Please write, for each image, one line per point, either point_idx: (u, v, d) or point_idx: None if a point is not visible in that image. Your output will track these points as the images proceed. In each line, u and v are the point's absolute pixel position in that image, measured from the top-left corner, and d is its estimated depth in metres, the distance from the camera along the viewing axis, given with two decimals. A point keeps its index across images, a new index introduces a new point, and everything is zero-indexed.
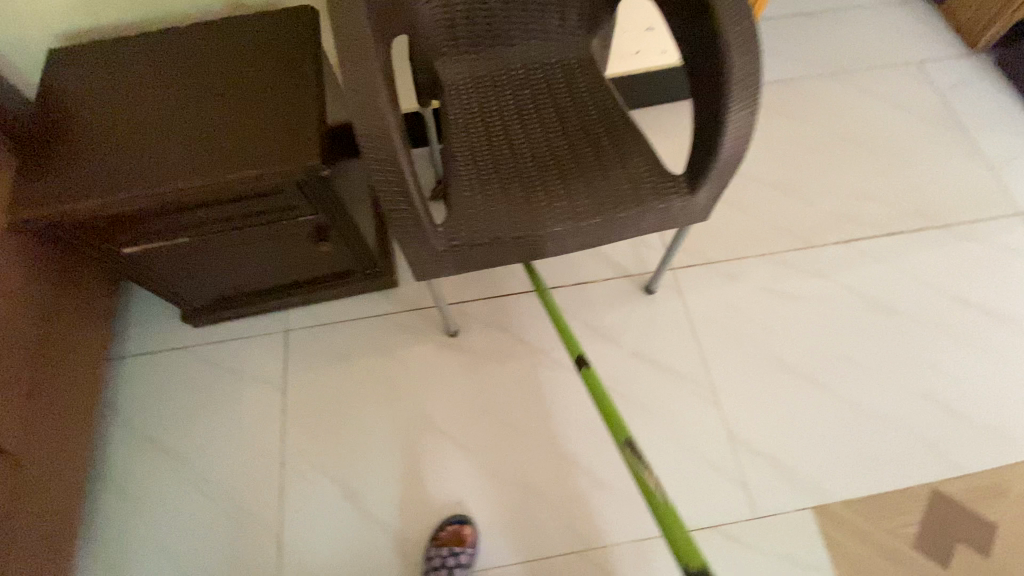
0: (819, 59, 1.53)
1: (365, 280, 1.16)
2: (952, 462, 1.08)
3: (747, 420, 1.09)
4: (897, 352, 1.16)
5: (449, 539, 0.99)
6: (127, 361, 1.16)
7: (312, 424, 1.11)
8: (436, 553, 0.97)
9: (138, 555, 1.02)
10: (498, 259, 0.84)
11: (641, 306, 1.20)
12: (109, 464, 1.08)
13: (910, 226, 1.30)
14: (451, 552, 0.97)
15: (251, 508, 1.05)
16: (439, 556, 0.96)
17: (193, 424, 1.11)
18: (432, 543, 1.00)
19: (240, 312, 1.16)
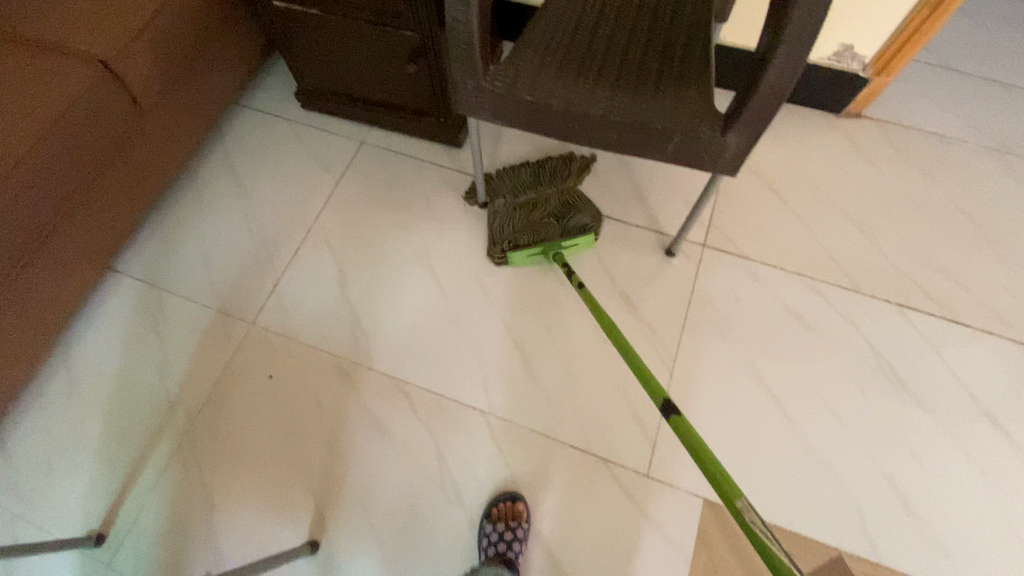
0: (996, 132, 1.35)
1: (438, 128, 1.30)
2: (877, 549, 0.98)
3: (690, 398, 1.10)
4: (883, 423, 1.07)
5: (503, 515, 0.99)
6: (248, 110, 1.43)
7: (342, 218, 1.29)
8: (492, 531, 0.96)
9: (182, 240, 1.28)
10: (528, 122, 0.93)
11: (653, 264, 1.23)
12: (199, 170, 1.35)
13: (982, 326, 1.15)
14: (509, 528, 0.97)
15: (271, 252, 1.26)
16: (494, 532, 0.96)
17: (266, 174, 1.35)
18: (485, 520, 0.99)
19: (338, 111, 1.38)
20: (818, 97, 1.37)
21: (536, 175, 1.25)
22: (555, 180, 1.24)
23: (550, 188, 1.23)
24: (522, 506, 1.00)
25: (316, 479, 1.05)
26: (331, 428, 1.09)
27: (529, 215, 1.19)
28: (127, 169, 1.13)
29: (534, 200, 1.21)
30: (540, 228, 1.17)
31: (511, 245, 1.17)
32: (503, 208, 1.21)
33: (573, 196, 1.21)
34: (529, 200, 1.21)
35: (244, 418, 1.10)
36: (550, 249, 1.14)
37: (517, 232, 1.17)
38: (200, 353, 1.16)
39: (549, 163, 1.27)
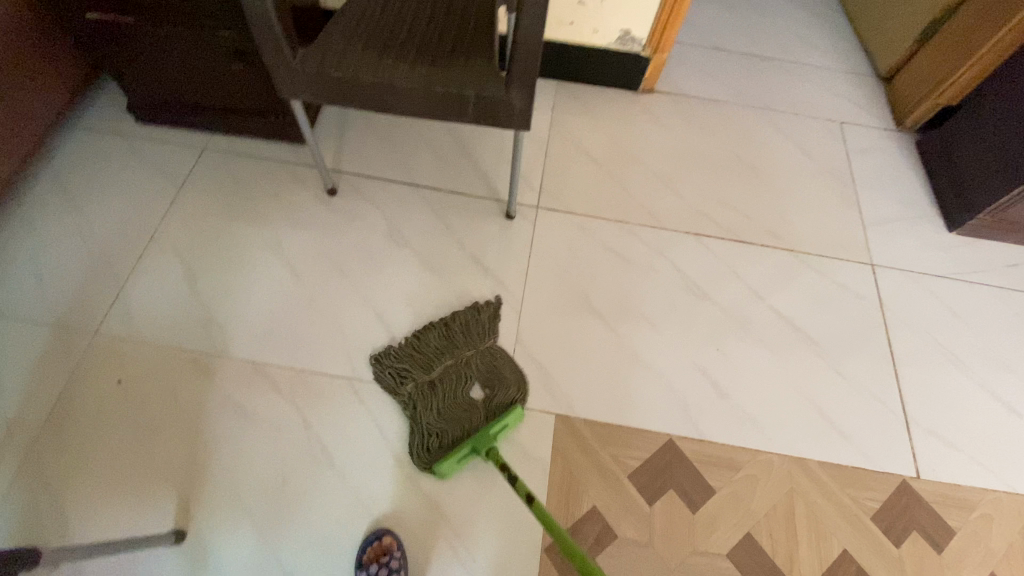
0: (756, 95, 1.69)
1: (278, 127, 1.37)
2: (701, 428, 1.16)
3: (536, 335, 1.23)
4: (695, 328, 1.27)
5: (375, 556, 0.99)
6: (75, 129, 1.40)
7: (189, 222, 1.30)
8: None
9: (6, 261, 1.22)
10: (345, 98, 1.03)
11: (494, 227, 1.37)
12: (24, 192, 1.31)
13: (762, 242, 1.42)
14: (384, 562, 0.97)
15: (111, 261, 1.23)
16: (370, 575, 0.95)
17: (100, 188, 1.33)
18: (361, 569, 0.98)
19: (174, 120, 1.39)
20: (615, 78, 1.62)
21: (481, 371, 1.16)
22: (473, 341, 1.19)
23: (467, 353, 1.18)
24: (388, 537, 1.00)
25: (178, 469, 1.04)
26: (190, 420, 1.08)
27: (452, 413, 1.11)
28: None
29: (457, 391, 1.13)
30: (463, 418, 1.11)
31: (437, 449, 1.07)
32: (421, 416, 1.10)
33: (497, 359, 1.18)
34: (448, 382, 1.14)
35: (92, 426, 1.06)
36: (479, 444, 1.04)
37: (439, 431, 1.09)
38: (36, 370, 1.10)
39: (474, 320, 1.22)
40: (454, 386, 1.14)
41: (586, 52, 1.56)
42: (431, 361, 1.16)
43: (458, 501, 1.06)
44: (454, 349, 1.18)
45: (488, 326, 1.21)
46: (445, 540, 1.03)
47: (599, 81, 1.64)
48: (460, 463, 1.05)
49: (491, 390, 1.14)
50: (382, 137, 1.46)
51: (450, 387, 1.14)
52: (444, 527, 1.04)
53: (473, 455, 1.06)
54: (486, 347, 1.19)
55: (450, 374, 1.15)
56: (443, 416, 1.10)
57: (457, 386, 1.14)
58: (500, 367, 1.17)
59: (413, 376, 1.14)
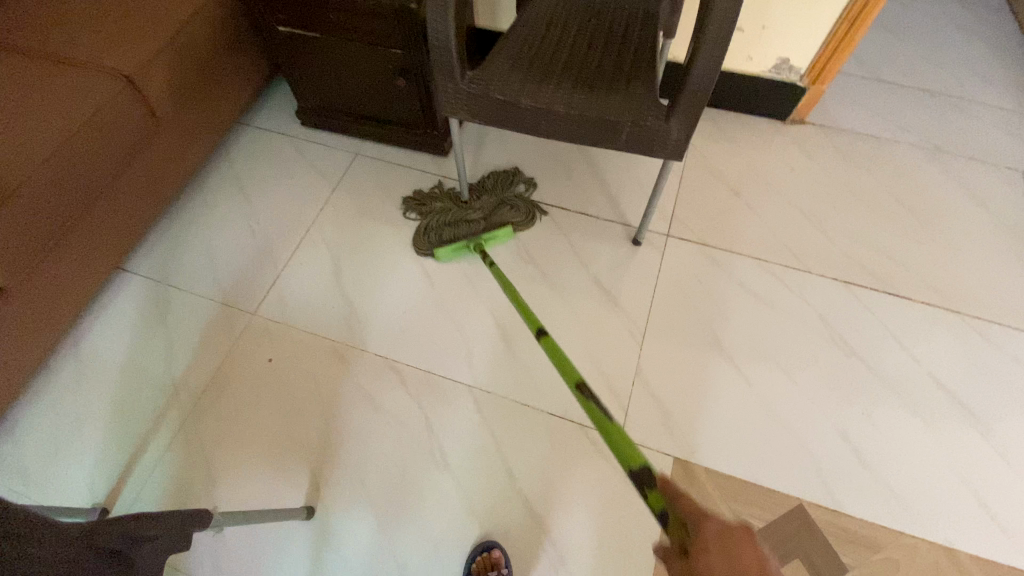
0: (923, 133, 1.53)
1: (424, 138, 1.45)
2: (835, 497, 1.06)
3: (659, 368, 1.19)
4: (835, 384, 1.17)
5: (482, 568, 0.99)
6: (250, 127, 1.57)
7: (338, 219, 1.41)
8: None
9: (188, 240, 1.39)
10: (501, 119, 1.07)
11: (621, 251, 1.35)
12: (206, 180, 1.48)
13: (920, 298, 1.28)
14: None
15: (270, 249, 1.37)
16: None
17: (267, 182, 1.48)
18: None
19: (334, 126, 1.52)
20: (763, 107, 1.54)
21: (491, 200, 1.37)
22: (494, 192, 1.39)
23: (488, 198, 1.38)
24: (498, 551, 1.00)
25: (313, 450, 1.12)
26: (327, 404, 1.17)
27: (454, 219, 1.33)
28: (142, 171, 1.25)
29: (461, 214, 1.34)
30: (476, 224, 1.32)
31: (438, 241, 1.32)
32: (441, 218, 1.34)
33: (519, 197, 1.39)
34: (461, 203, 1.36)
35: (244, 398, 1.18)
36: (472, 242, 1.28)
37: (446, 227, 1.32)
38: (204, 340, 1.25)
39: (491, 177, 1.42)
40: (459, 211, 1.35)
41: (736, 78, 1.49)
42: (449, 192, 1.39)
43: (569, 529, 1.04)
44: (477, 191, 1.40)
45: (510, 186, 1.40)
46: (551, 565, 1.02)
47: (744, 108, 1.57)
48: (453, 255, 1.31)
49: (496, 213, 1.35)
50: (517, 152, 1.50)
51: (461, 209, 1.35)
52: (551, 552, 1.03)
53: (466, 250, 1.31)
54: (503, 193, 1.39)
55: (467, 202, 1.37)
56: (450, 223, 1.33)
57: (469, 206, 1.36)
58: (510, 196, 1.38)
59: (435, 197, 1.39)
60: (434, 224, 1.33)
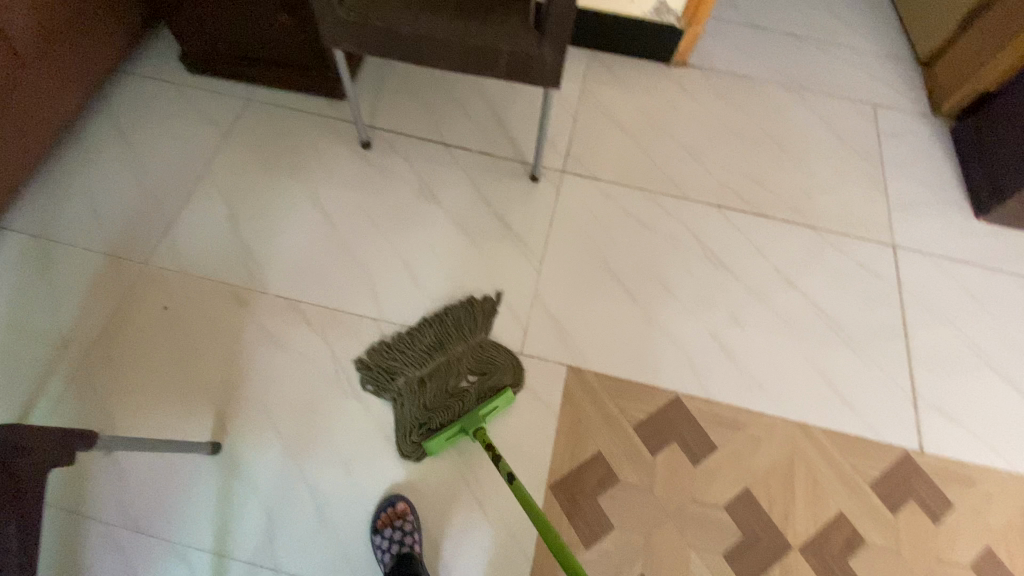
0: (790, 73, 1.68)
1: (319, 82, 1.43)
2: (708, 388, 1.20)
3: (555, 291, 1.28)
4: (709, 295, 1.31)
5: (390, 519, 1.03)
6: (131, 75, 1.49)
7: (233, 167, 1.38)
8: (382, 539, 1.00)
9: (67, 193, 1.31)
10: (386, 49, 1.10)
11: (519, 187, 1.41)
12: (84, 131, 1.40)
13: (783, 217, 1.44)
14: (394, 526, 1.01)
15: (160, 199, 1.32)
16: (387, 538, 1.00)
17: (153, 132, 1.41)
18: (375, 530, 1.03)
19: (223, 72, 1.47)
20: (649, 50, 1.64)
21: (473, 364, 1.17)
22: (466, 338, 1.19)
23: (457, 352, 1.18)
24: (402, 502, 1.04)
25: (217, 390, 1.13)
26: (230, 346, 1.17)
27: (447, 405, 1.12)
28: (10, 118, 1.16)
29: (444, 385, 1.14)
30: (452, 402, 1.13)
31: (427, 434, 1.10)
32: (426, 411, 1.12)
33: (486, 351, 1.18)
34: (439, 377, 1.15)
35: (141, 346, 1.15)
36: (465, 423, 1.06)
37: (428, 414, 1.12)
38: (92, 292, 1.20)
39: (478, 329, 1.20)
40: (444, 380, 1.15)
41: (622, 21, 1.57)
42: (430, 375, 1.16)
43: (473, 438, 1.12)
44: (445, 347, 1.18)
45: (480, 322, 1.21)
46: (457, 471, 1.10)
47: (632, 52, 1.66)
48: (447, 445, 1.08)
49: (484, 379, 1.15)
50: (416, 96, 1.51)
51: (429, 389, 1.14)
52: (457, 460, 1.10)
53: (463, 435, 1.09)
54: (489, 351, 1.18)
55: (441, 370, 1.16)
56: (434, 411, 1.12)
57: (447, 375, 1.15)
58: (486, 359, 1.17)
59: (401, 373, 1.15)
60: (420, 420, 1.11)
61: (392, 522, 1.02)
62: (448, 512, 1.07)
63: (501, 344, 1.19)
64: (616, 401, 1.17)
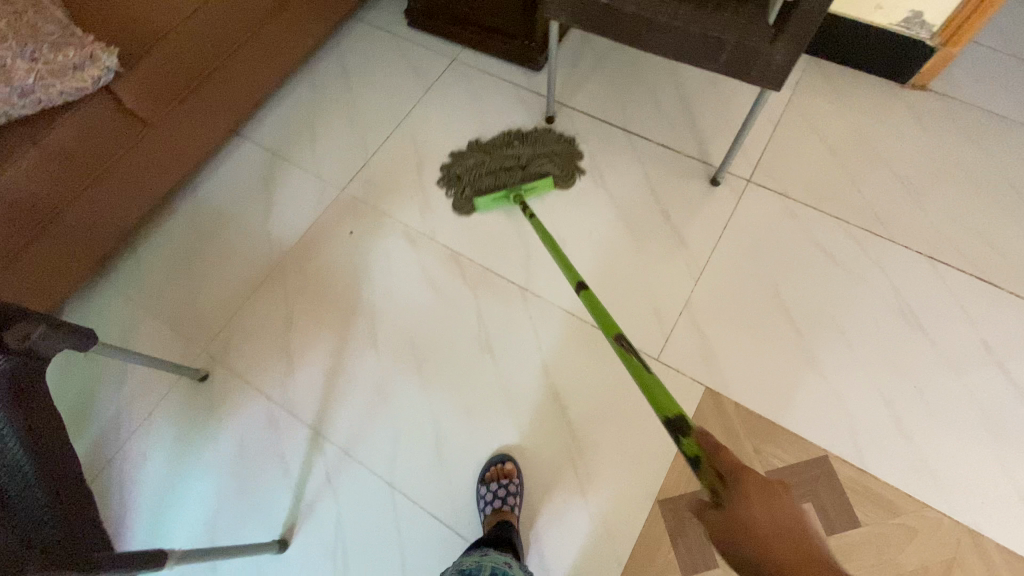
0: None
1: (522, 51, 1.47)
2: (863, 456, 1.06)
3: (710, 305, 1.20)
4: (890, 355, 1.14)
5: (496, 475, 1.07)
6: (361, 22, 1.65)
7: (428, 118, 1.49)
8: (485, 491, 1.04)
9: (294, 116, 1.51)
10: (603, 26, 1.08)
11: (696, 189, 1.33)
12: (316, 65, 1.59)
13: (1012, 289, 1.19)
14: (500, 483, 1.05)
15: (364, 136, 1.47)
16: (489, 492, 1.04)
17: (370, 75, 1.57)
18: (481, 482, 1.07)
19: (439, 30, 1.57)
20: (882, 67, 1.44)
21: (531, 155, 1.36)
22: (535, 144, 1.38)
23: (523, 153, 1.37)
24: (511, 464, 1.07)
25: (377, 315, 1.26)
26: (394, 281, 1.29)
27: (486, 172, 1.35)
28: (268, 43, 1.35)
29: (502, 166, 1.36)
30: (504, 177, 1.35)
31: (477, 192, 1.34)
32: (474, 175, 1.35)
33: (548, 153, 1.37)
34: (500, 158, 1.37)
35: (325, 262, 1.31)
36: (513, 193, 1.29)
37: (482, 179, 1.34)
38: (297, 205, 1.38)
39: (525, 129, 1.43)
40: (502, 164, 1.36)
41: (859, 29, 1.39)
42: (490, 154, 1.37)
43: (592, 428, 1.11)
44: (519, 145, 1.38)
45: (560, 146, 1.38)
46: (569, 453, 1.10)
47: (861, 66, 1.47)
48: (496, 204, 1.33)
49: (534, 165, 1.34)
50: (610, 77, 1.49)
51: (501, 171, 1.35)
52: (572, 445, 1.10)
53: (507, 201, 1.33)
54: (545, 147, 1.38)
55: (505, 159, 1.37)
56: (476, 177, 1.35)
57: (505, 160, 1.36)
58: (545, 158, 1.36)
59: (473, 154, 1.38)
60: (470, 181, 1.35)
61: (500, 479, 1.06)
62: (552, 490, 1.08)
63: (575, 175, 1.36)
64: (750, 437, 1.08)
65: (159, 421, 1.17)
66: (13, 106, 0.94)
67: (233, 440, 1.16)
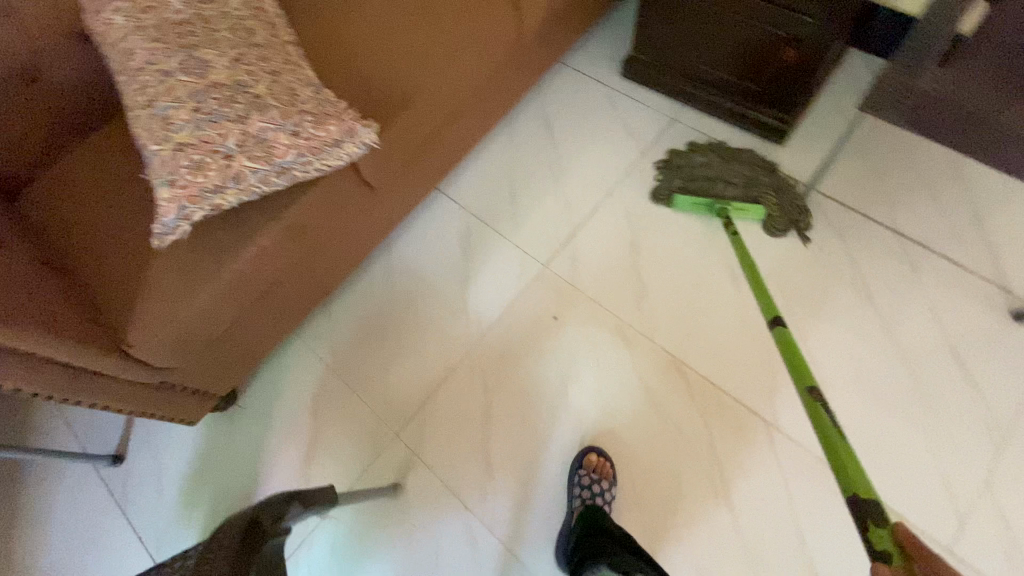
0: None
1: (768, 122, 1.28)
2: None
3: (1014, 483, 0.96)
4: None
5: None
6: (566, 66, 1.49)
7: (644, 190, 1.31)
8: None
9: (493, 173, 1.38)
10: (954, 139, 0.80)
11: (989, 321, 1.08)
12: (516, 114, 1.44)
13: None
14: None
15: (572, 205, 1.32)
16: None
17: (577, 132, 1.40)
18: None
19: (660, 84, 1.38)
20: None
21: (766, 183, 1.22)
22: (776, 175, 1.23)
23: (761, 176, 1.23)
24: None
25: (590, 424, 1.09)
26: (608, 385, 1.12)
27: (711, 178, 1.25)
28: (491, 101, 1.23)
29: (728, 175, 1.24)
30: (720, 184, 1.24)
31: (682, 186, 1.26)
32: (684, 172, 1.27)
33: (780, 189, 1.22)
34: (726, 173, 1.25)
35: (530, 353, 1.17)
36: (719, 205, 1.21)
37: (697, 179, 1.25)
38: (499, 281, 1.25)
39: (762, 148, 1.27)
40: (730, 172, 1.25)
41: None
42: (721, 160, 1.27)
43: None
44: (757, 163, 1.25)
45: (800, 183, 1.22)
46: None
47: None
48: (691, 209, 1.25)
49: (761, 192, 1.21)
50: (873, 163, 1.24)
51: (718, 179, 1.25)
52: None
53: (706, 212, 1.24)
54: (783, 183, 1.22)
55: (736, 172, 1.24)
56: (697, 174, 1.26)
57: (734, 175, 1.24)
58: (773, 190, 1.22)
59: (706, 148, 1.29)
60: (687, 170, 1.27)
61: (598, 473, 1.02)
62: None
63: (798, 228, 1.19)
64: None
65: (349, 512, 1.08)
66: (272, 186, 0.83)
67: (426, 553, 1.03)
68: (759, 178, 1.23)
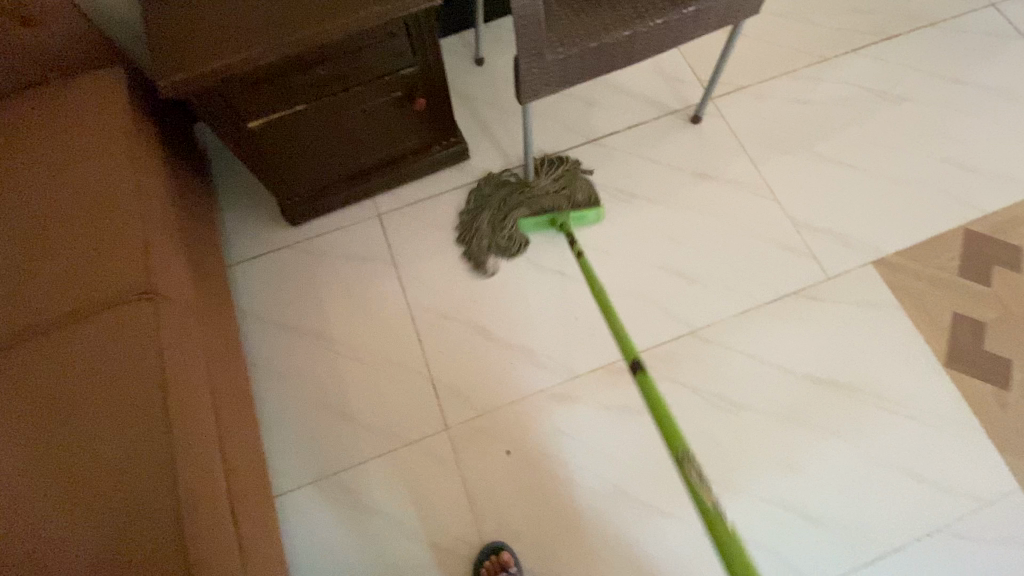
0: None
1: (443, 152, 1.25)
2: (978, 206, 1.25)
3: (802, 207, 1.26)
4: (914, 131, 1.33)
5: None
6: (237, 265, 1.22)
7: (431, 287, 1.20)
8: None
9: (306, 419, 1.11)
10: (593, 67, 0.97)
11: (690, 136, 1.33)
12: (252, 351, 1.15)
13: (910, 28, 1.44)
14: None
15: (400, 362, 1.14)
16: None
17: (323, 306, 1.19)
18: None
19: (336, 200, 1.23)
20: None
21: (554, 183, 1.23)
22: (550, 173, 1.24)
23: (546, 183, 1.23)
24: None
25: (625, 483, 1.05)
26: (601, 442, 1.08)
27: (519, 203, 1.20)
28: (229, 386, 0.93)
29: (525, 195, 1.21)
30: (536, 202, 1.19)
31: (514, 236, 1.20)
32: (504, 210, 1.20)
33: (569, 179, 1.23)
34: (520, 190, 1.21)
35: (529, 501, 1.05)
36: (560, 221, 1.17)
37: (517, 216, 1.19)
38: (434, 491, 1.05)
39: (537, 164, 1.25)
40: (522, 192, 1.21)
41: None
42: (508, 195, 1.21)
43: (855, 368, 1.12)
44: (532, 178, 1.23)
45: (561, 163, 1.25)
46: (869, 404, 1.10)
47: None
48: (538, 229, 1.20)
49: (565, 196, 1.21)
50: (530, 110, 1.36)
51: (540, 198, 1.21)
52: (863, 398, 1.10)
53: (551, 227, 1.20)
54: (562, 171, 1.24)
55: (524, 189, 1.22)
56: (512, 219, 1.19)
57: (531, 193, 1.21)
58: (569, 183, 1.23)
59: (485, 197, 1.23)
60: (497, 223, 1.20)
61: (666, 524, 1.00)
62: (892, 437, 1.07)
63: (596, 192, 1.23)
64: (928, 264, 1.20)
65: None
66: None
67: None
68: (551, 187, 1.22)
